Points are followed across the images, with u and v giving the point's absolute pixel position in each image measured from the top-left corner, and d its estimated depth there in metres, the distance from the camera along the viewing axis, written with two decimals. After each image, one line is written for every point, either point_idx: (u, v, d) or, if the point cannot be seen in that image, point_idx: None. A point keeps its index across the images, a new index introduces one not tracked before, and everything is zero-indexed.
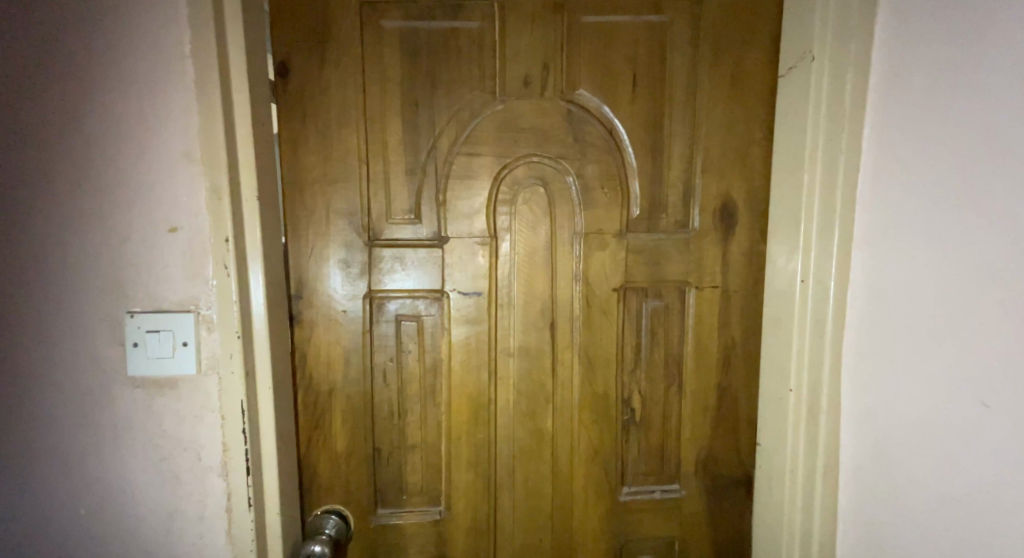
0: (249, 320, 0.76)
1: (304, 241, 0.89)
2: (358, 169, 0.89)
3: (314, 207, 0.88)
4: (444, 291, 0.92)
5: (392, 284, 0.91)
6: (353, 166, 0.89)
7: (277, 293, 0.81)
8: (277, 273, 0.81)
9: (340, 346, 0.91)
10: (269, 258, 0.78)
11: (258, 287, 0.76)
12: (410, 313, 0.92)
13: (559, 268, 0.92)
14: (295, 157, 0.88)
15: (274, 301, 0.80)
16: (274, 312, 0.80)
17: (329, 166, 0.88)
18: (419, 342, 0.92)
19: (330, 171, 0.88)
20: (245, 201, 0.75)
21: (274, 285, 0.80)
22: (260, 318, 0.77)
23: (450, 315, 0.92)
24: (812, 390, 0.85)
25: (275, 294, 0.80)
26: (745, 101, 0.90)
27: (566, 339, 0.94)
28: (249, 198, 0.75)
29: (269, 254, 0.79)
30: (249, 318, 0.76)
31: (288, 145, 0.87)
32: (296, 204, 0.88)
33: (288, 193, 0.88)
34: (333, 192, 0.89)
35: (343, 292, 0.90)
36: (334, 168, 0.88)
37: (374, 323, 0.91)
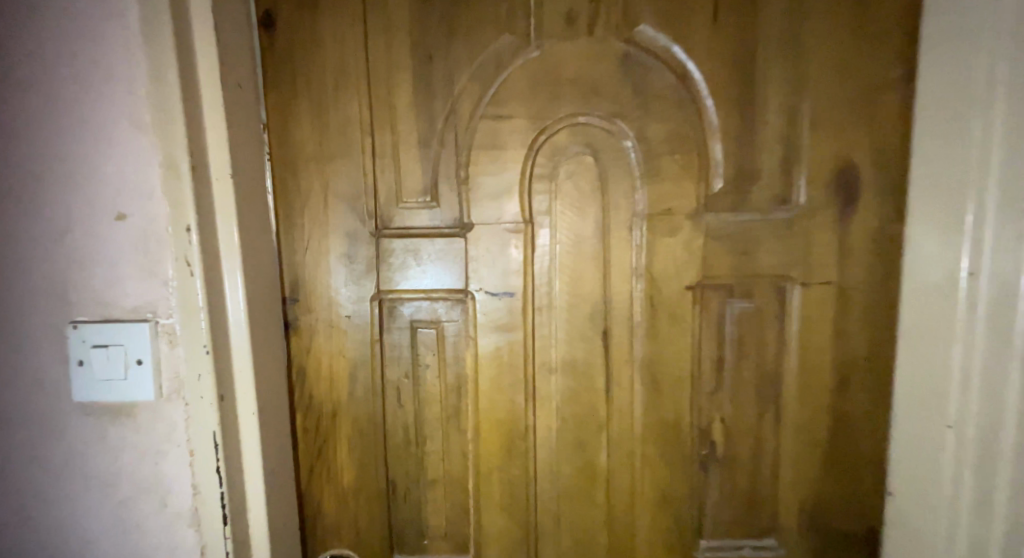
0: (222, 331, 0.60)
1: (299, 232, 0.73)
2: (360, 142, 0.71)
3: (309, 191, 0.72)
4: (469, 291, 0.73)
5: (405, 283, 0.74)
6: (354, 139, 0.71)
7: (259, 296, 0.65)
8: (260, 272, 0.66)
9: (344, 359, 0.74)
10: (247, 253, 0.62)
11: (235, 287, 0.61)
12: (428, 319, 0.74)
13: (613, 262, 0.71)
14: (284, 129, 0.71)
15: (255, 306, 0.64)
16: (256, 320, 0.64)
17: (326, 141, 0.72)
18: (438, 353, 0.75)
19: (326, 146, 0.72)
20: (216, 182, 0.60)
21: (255, 286, 0.64)
22: (239, 327, 0.61)
23: (476, 320, 0.74)
24: (984, 420, 0.62)
25: (257, 297, 0.64)
26: (876, 28, 0.65)
27: (622, 352, 0.73)
28: (221, 176, 0.60)
29: (246, 247, 0.63)
30: (221, 328, 0.60)
31: (275, 114, 0.71)
32: (288, 187, 0.72)
33: (278, 173, 0.72)
34: (331, 172, 0.72)
35: (346, 294, 0.74)
36: (331, 142, 0.71)
37: (384, 330, 0.74)
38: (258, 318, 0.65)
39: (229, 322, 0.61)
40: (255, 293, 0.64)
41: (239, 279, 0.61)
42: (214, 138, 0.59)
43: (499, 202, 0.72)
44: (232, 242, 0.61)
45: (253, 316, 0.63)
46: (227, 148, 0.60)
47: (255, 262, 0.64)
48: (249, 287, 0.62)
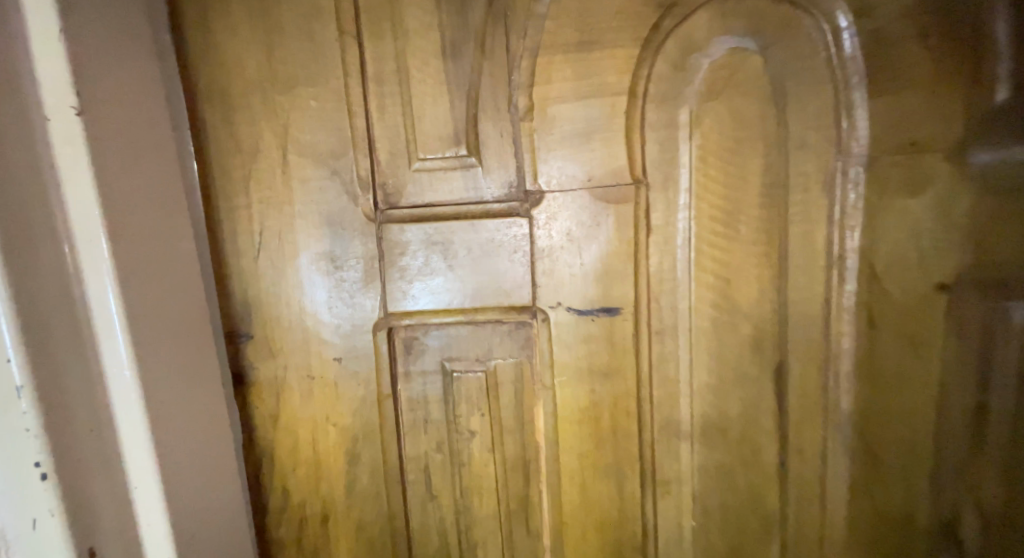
0: (84, 430, 0.31)
1: (243, 221, 0.42)
2: (340, 55, 0.40)
3: (253, 147, 0.41)
4: (539, 307, 0.43)
5: (430, 300, 0.43)
6: (328, 50, 0.40)
7: (169, 344, 0.35)
8: (170, 298, 0.36)
9: (335, 431, 0.44)
10: (131, 269, 0.32)
11: (108, 339, 0.31)
12: (471, 358, 0.44)
13: (795, 245, 0.40)
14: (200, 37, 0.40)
15: (160, 365, 0.34)
16: (164, 389, 0.35)
17: (278, 56, 0.40)
18: (491, 412, 0.45)
19: (279, 64, 0.40)
20: (47, 128, 0.29)
21: (156, 327, 0.34)
22: (127, 411, 0.32)
23: (553, 356, 0.44)
24: None
25: (163, 345, 0.35)
26: None
27: (809, 402, 0.43)
28: (60, 118, 0.29)
29: (130, 258, 0.32)
30: (80, 425, 0.30)
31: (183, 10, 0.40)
32: (217, 142, 0.41)
33: (197, 118, 0.41)
34: (290, 110, 0.41)
35: (332, 324, 0.43)
36: (288, 57, 0.40)
37: (400, 379, 0.44)
38: (168, 384, 0.35)
39: (99, 406, 0.32)
40: (157, 341, 0.34)
41: (115, 321, 0.31)
42: (36, 38, 0.29)
43: (587, 151, 0.41)
44: (99, 251, 0.31)
45: (156, 384, 0.34)
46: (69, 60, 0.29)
47: (156, 282, 0.34)
48: (142, 334, 0.33)
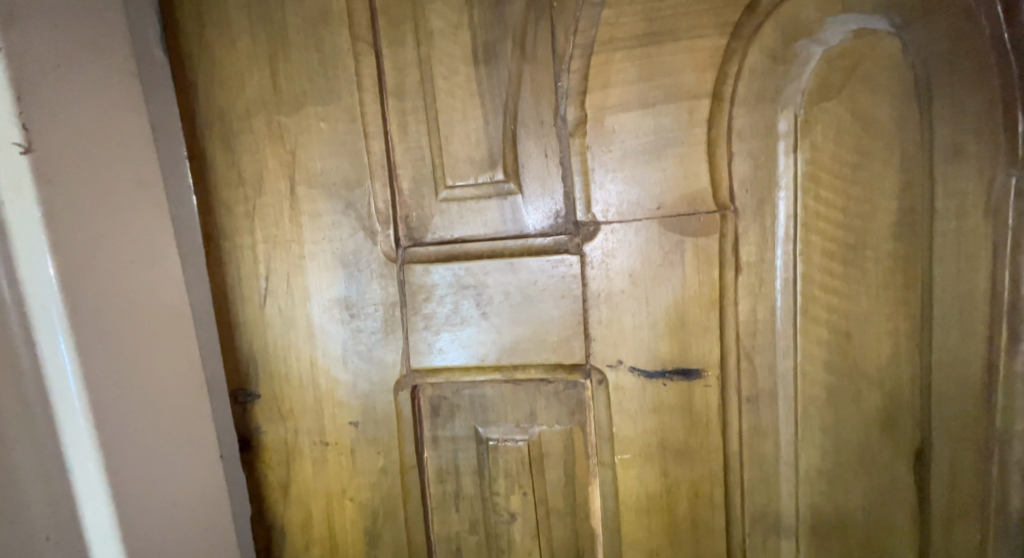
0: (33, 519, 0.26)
1: (248, 264, 0.36)
2: (354, 66, 0.34)
3: (257, 179, 0.36)
4: (593, 367, 0.36)
5: (460, 355, 0.36)
6: (341, 61, 0.34)
7: (155, 421, 0.30)
8: (156, 366, 0.30)
9: (352, 507, 0.38)
10: (95, 336, 0.27)
11: (67, 419, 0.27)
12: (509, 423, 0.37)
13: (944, 294, 0.33)
14: (199, 53, 0.35)
15: (140, 449, 0.29)
16: (146, 477, 0.29)
17: (285, 70, 0.35)
18: (534, 491, 0.38)
19: (284, 80, 0.35)
20: None
21: (134, 404, 0.29)
22: (92, 504, 0.28)
23: (613, 426, 0.36)
24: None
25: (145, 426, 0.29)
26: None
27: (960, 500, 0.35)
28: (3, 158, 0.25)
29: (95, 323, 0.27)
30: (21, 515, 0.26)
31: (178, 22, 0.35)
32: (219, 173, 0.36)
33: (195, 145, 0.36)
34: (298, 134, 0.35)
35: (348, 380, 0.37)
36: (297, 72, 0.35)
37: (425, 444, 0.38)
38: (154, 470, 0.30)
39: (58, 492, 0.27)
40: (135, 421, 0.29)
41: (75, 401, 0.27)
42: None
43: (657, 172, 0.34)
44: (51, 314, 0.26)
45: (133, 472, 0.29)
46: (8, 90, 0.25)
47: (136, 350, 0.29)
48: (111, 415, 0.28)
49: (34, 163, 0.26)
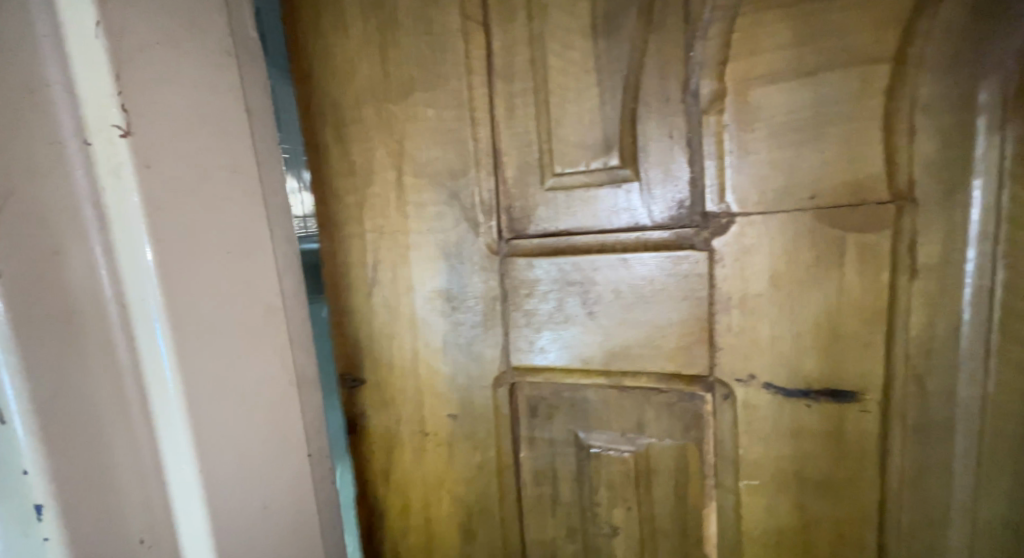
0: (124, 495, 0.27)
1: (359, 253, 0.37)
2: (463, 50, 0.33)
3: (368, 167, 0.36)
4: (718, 379, 0.32)
5: (562, 355, 0.34)
6: (449, 44, 0.33)
7: (246, 402, 0.31)
8: (249, 349, 0.31)
9: (450, 495, 0.38)
10: (190, 325, 0.28)
11: (163, 404, 0.28)
12: (613, 432, 0.34)
13: None
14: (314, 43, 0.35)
15: (228, 438, 0.30)
16: (235, 464, 0.30)
17: (395, 55, 0.34)
18: (640, 507, 0.35)
19: (394, 67, 0.34)
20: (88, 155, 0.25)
21: (226, 393, 0.29)
22: (181, 486, 0.28)
23: (738, 447, 0.32)
24: None
25: (233, 415, 0.30)
26: None
27: None
28: (104, 146, 0.26)
29: (190, 313, 0.28)
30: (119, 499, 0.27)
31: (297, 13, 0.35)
32: (332, 161, 0.37)
33: (314, 136, 0.37)
34: (407, 122, 0.35)
35: (447, 371, 0.37)
36: (407, 56, 0.34)
37: (523, 444, 0.36)
38: (241, 459, 0.30)
39: (146, 473, 0.28)
40: (224, 410, 0.29)
41: (171, 386, 0.27)
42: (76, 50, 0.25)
43: (812, 155, 0.29)
44: (143, 290, 0.27)
45: (221, 460, 0.29)
46: (110, 74, 0.25)
47: (227, 333, 0.30)
48: (202, 403, 0.28)
49: (132, 148, 0.26)
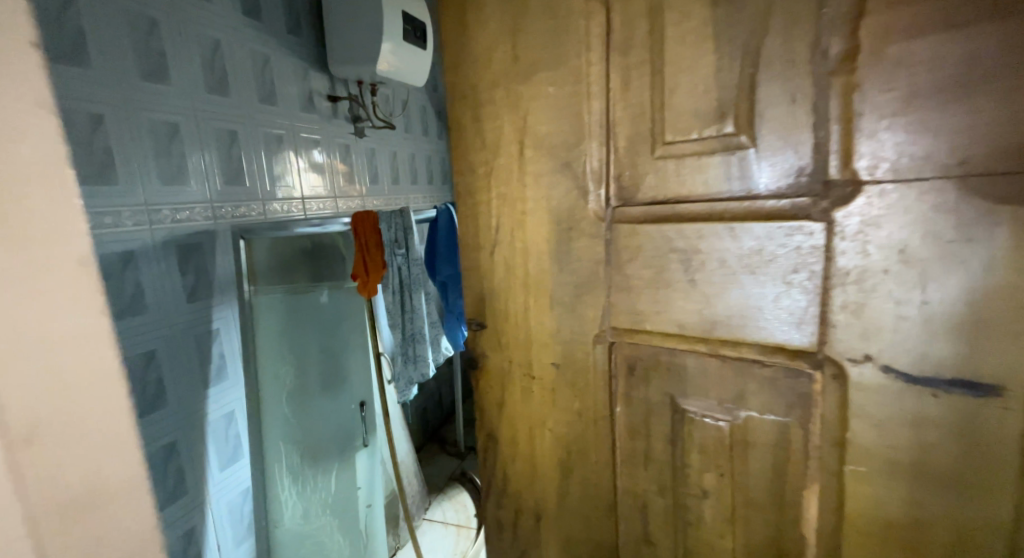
0: None
1: (484, 218, 0.42)
2: (584, 28, 0.35)
3: (495, 140, 0.40)
4: (828, 358, 0.30)
5: (662, 319, 0.35)
6: (571, 24, 0.36)
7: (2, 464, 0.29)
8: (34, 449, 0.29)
9: (551, 436, 0.43)
10: None
11: None
12: (709, 400, 0.35)
13: None
14: (460, 33, 0.41)
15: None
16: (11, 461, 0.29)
17: (524, 39, 0.38)
18: (733, 477, 0.35)
19: (523, 50, 0.38)
20: None
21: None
22: None
23: (846, 431, 0.30)
24: None
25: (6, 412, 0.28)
26: None
27: None
28: None
29: None
30: None
31: (446, 11, 0.41)
32: (467, 136, 0.42)
33: (455, 114, 0.42)
34: (530, 98, 0.38)
35: (553, 326, 0.40)
36: (534, 39, 0.37)
37: (621, 399, 0.39)
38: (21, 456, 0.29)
39: None
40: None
41: None
42: None
43: (962, 115, 0.25)
44: None
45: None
46: None
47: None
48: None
49: None
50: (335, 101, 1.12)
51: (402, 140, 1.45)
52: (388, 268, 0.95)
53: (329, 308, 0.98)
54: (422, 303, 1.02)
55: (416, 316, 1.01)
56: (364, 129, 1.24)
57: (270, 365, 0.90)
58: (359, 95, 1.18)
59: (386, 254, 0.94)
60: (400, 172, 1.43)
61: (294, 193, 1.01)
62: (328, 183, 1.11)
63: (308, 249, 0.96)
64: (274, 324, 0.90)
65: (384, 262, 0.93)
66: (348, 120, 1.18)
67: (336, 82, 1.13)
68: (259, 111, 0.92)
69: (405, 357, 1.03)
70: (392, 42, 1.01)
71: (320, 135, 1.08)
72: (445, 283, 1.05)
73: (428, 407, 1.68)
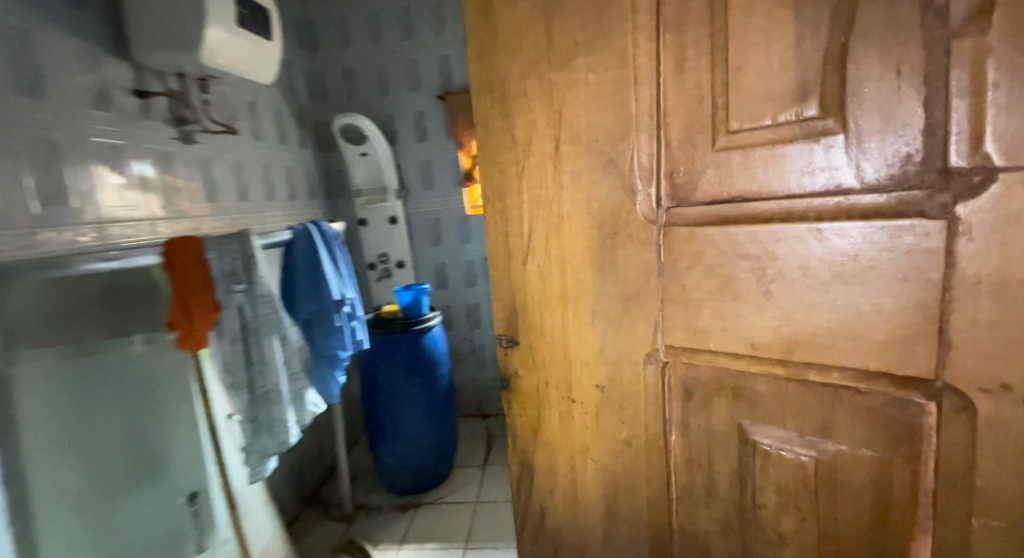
0: None
1: (515, 224, 0.38)
2: (630, 3, 0.31)
3: (526, 137, 0.36)
4: (950, 388, 0.24)
5: (728, 335, 0.31)
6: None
7: None
8: None
9: (594, 467, 0.38)
10: None
11: None
12: (785, 429, 0.30)
13: None
14: (486, 20, 0.36)
15: None
16: None
17: (559, 21, 0.33)
18: (819, 521, 0.30)
19: (558, 33, 0.33)
20: None
21: None
22: None
23: (973, 476, 0.25)
24: None
25: None
26: None
27: None
28: None
29: None
30: None
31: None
32: (495, 134, 0.37)
33: (480, 111, 0.38)
34: (566, 88, 0.34)
35: (596, 344, 0.36)
36: (570, 20, 0.33)
37: (677, 428, 0.34)
38: None
39: None
40: None
41: None
42: None
43: None
44: None
45: None
46: None
47: None
48: None
49: None
50: (144, 98, 0.89)
51: (252, 150, 1.20)
52: (224, 312, 0.75)
53: (134, 369, 0.73)
54: (276, 353, 0.81)
55: (266, 370, 0.79)
56: (194, 134, 1.01)
57: (42, 469, 0.61)
58: (182, 92, 0.97)
59: (217, 291, 0.74)
60: (250, 188, 1.19)
61: (104, 213, 0.81)
62: (148, 201, 0.89)
63: (104, 293, 0.69)
64: (45, 399, 0.62)
65: (214, 302, 0.73)
66: (171, 125, 0.96)
67: (144, 74, 0.91)
68: (16, 106, 0.69)
69: (255, 420, 0.79)
70: (223, 30, 0.87)
71: (124, 140, 0.85)
72: (323, 316, 0.94)
73: (303, 466, 1.31)
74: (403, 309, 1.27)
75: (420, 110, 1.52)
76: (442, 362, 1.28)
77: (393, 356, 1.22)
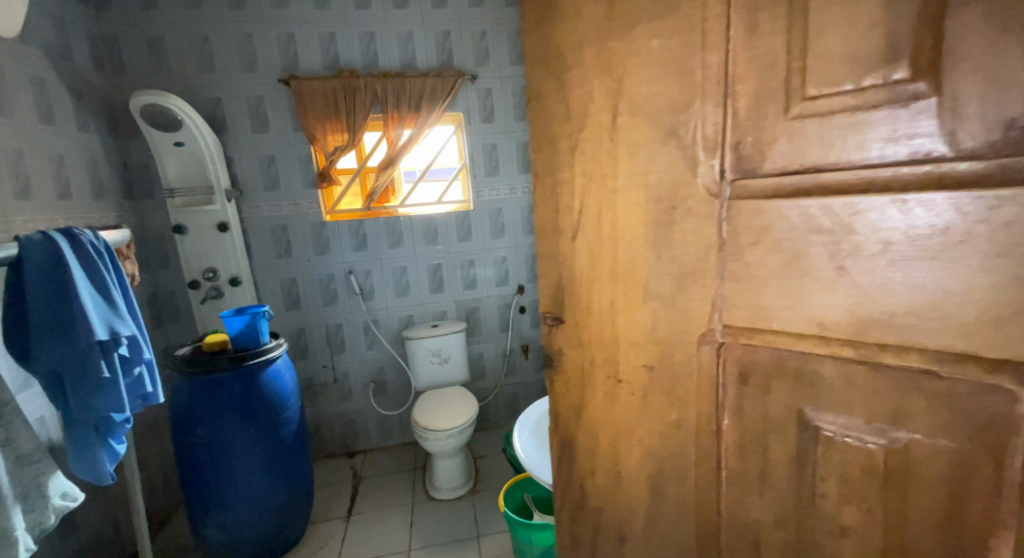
0: None
1: (564, 199, 0.37)
2: None
3: (579, 108, 0.35)
4: None
5: (795, 315, 0.29)
6: None
7: None
8: None
9: (639, 450, 0.37)
10: None
11: None
12: (851, 415, 0.28)
13: None
14: None
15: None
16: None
17: None
18: (888, 513, 0.28)
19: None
20: None
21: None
22: None
23: None
24: None
25: None
26: None
27: None
28: None
29: None
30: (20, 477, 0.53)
31: None
32: (547, 106, 0.36)
33: (535, 83, 0.37)
34: (623, 55, 0.32)
35: (646, 323, 0.34)
36: None
37: (730, 411, 0.33)
38: None
39: None
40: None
41: None
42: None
43: None
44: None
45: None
46: None
47: None
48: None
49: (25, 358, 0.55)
50: None
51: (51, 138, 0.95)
52: None
53: None
54: None
55: None
56: None
57: None
58: None
59: None
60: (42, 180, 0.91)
61: None
62: None
63: None
64: None
65: None
66: None
67: None
68: None
69: None
70: None
71: None
72: (77, 370, 0.63)
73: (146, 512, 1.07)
74: (234, 338, 0.98)
75: (259, 97, 1.22)
76: (289, 401, 1.01)
77: (217, 399, 0.92)
